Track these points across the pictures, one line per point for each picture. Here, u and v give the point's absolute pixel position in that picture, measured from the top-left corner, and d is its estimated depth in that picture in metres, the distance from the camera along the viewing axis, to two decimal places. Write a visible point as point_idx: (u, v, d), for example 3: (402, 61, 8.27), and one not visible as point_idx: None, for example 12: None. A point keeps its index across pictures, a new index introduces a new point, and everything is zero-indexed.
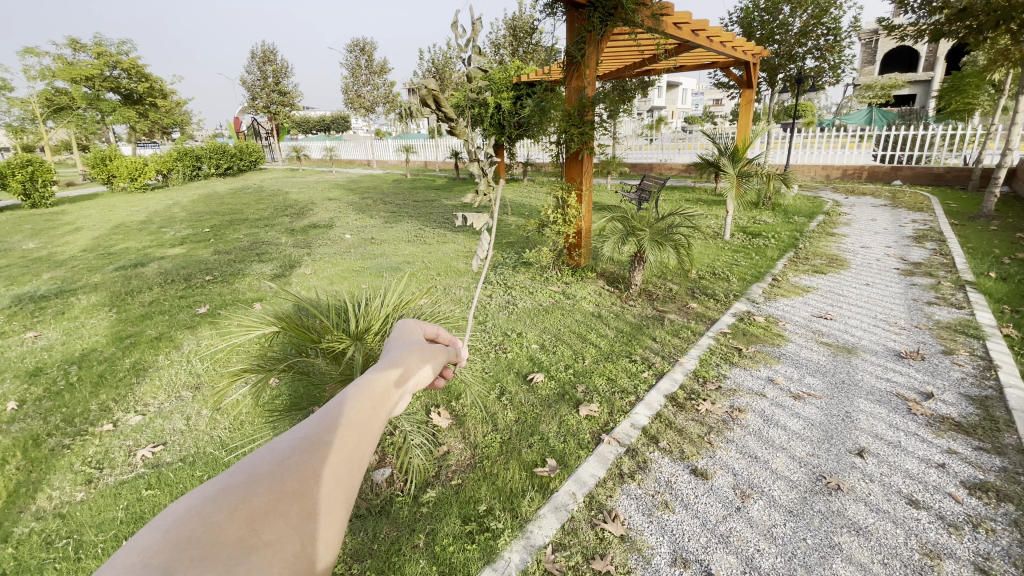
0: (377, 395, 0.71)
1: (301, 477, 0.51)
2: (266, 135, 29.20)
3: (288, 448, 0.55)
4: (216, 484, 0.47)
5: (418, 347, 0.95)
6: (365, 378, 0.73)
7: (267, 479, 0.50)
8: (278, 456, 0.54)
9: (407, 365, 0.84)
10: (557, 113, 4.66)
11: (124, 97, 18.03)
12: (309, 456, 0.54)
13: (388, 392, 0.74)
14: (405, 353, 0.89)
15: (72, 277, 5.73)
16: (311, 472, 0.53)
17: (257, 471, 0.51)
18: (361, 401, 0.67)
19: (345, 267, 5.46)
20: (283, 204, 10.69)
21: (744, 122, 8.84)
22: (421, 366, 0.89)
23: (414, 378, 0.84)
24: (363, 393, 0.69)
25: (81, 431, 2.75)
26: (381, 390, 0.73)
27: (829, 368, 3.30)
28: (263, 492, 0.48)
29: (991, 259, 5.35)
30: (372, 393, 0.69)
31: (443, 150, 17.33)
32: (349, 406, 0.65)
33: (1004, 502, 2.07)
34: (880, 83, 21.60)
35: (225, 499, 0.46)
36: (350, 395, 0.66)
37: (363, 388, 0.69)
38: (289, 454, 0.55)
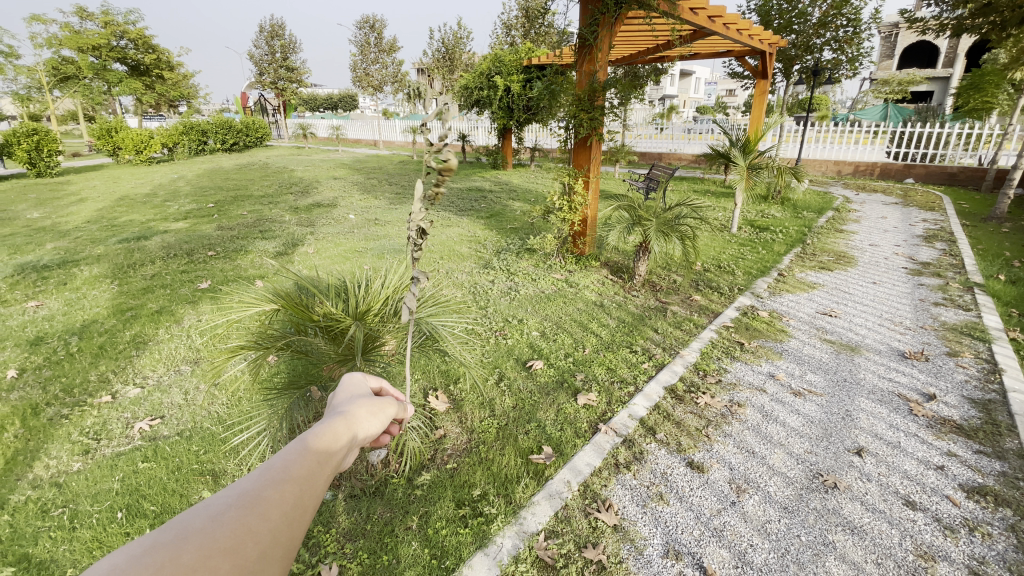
0: (322, 450, 0.75)
1: (232, 536, 0.54)
2: (272, 112, 28.95)
3: (224, 505, 0.58)
4: (144, 542, 0.47)
5: (369, 399, 1.01)
6: (311, 433, 0.78)
7: (202, 536, 0.52)
8: (212, 512, 0.56)
9: (354, 420, 0.90)
10: (567, 97, 4.56)
11: (130, 68, 17.87)
12: (244, 514, 0.58)
13: (332, 447, 0.79)
14: (354, 407, 0.95)
15: (75, 249, 5.73)
16: (245, 528, 0.56)
17: (189, 528, 0.53)
18: (303, 456, 0.72)
19: (348, 247, 5.44)
20: (288, 181, 10.63)
21: (757, 113, 8.69)
22: (370, 419, 0.94)
23: (359, 432, 0.89)
24: (306, 449, 0.73)
25: (79, 402, 2.76)
26: (325, 445, 0.78)
27: (831, 366, 3.27)
28: (192, 550, 0.50)
29: (1002, 262, 5.29)
30: (316, 451, 0.74)
31: (451, 131, 17.14)
32: (290, 461, 0.69)
33: (1002, 506, 2.05)
34: (896, 78, 21.17)
35: (154, 556, 0.47)
36: (292, 452, 0.71)
37: (306, 444, 0.74)
38: (227, 510, 0.57)
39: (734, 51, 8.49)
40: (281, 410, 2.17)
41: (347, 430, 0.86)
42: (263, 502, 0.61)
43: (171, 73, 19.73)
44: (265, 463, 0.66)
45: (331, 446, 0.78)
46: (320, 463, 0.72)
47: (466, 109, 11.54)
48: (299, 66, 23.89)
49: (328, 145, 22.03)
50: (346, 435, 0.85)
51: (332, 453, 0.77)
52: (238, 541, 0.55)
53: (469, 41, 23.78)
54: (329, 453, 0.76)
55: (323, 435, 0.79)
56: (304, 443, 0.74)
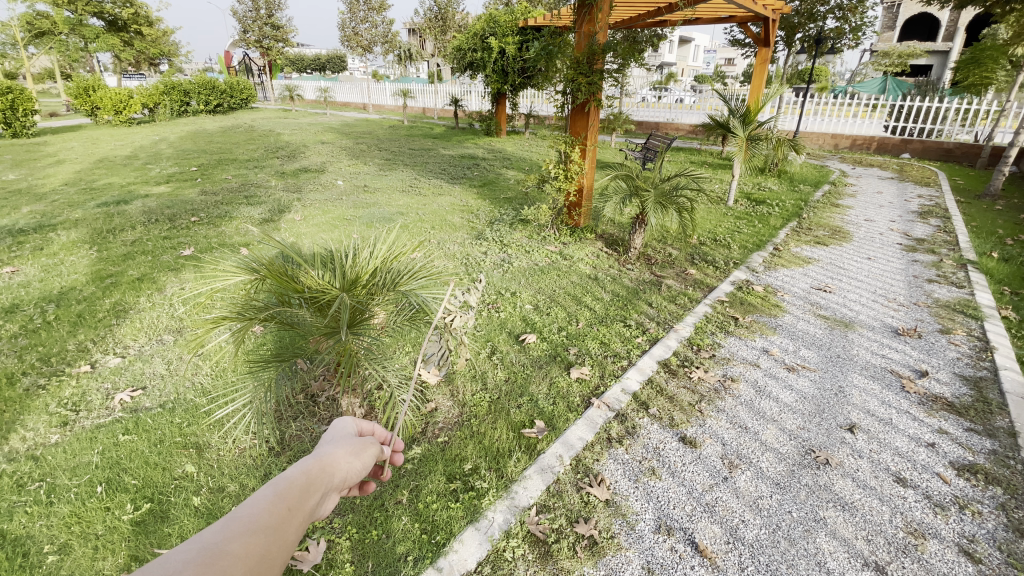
0: (292, 501, 0.69)
1: None
2: (258, 73, 27.93)
3: (187, 558, 0.51)
4: None
5: (348, 443, 0.95)
6: (282, 479, 0.72)
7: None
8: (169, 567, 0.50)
9: (332, 467, 0.84)
10: (565, 60, 4.38)
11: (107, 23, 17.00)
12: (208, 567, 0.51)
13: (305, 495, 0.73)
14: (331, 450, 0.89)
15: (52, 213, 5.51)
16: None
17: None
18: (272, 505, 0.66)
19: (336, 214, 5.29)
20: (274, 145, 10.30)
21: (758, 82, 8.48)
22: (349, 463, 0.89)
23: (335, 479, 0.84)
24: (276, 499, 0.67)
25: (57, 371, 2.68)
26: (296, 492, 0.72)
27: (825, 342, 3.25)
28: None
29: (996, 239, 5.27)
30: (287, 497, 0.69)
31: (442, 96, 16.64)
32: (257, 511, 0.63)
33: (992, 485, 2.07)
34: (898, 50, 20.74)
35: None
36: (262, 498, 0.65)
37: (277, 491, 0.69)
38: (189, 562, 0.51)
39: (737, 17, 8.21)
40: (265, 383, 2.08)
41: (321, 475, 0.80)
42: (228, 554, 0.55)
43: (150, 30, 18.83)
44: (232, 511, 0.60)
45: (302, 494, 0.72)
46: (288, 514, 0.66)
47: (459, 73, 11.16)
48: (284, 23, 22.89)
49: (316, 108, 21.34)
50: (320, 481, 0.79)
51: (304, 501, 0.72)
52: None
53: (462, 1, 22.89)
54: (300, 504, 0.70)
55: (295, 483, 0.73)
56: (273, 494, 0.68)
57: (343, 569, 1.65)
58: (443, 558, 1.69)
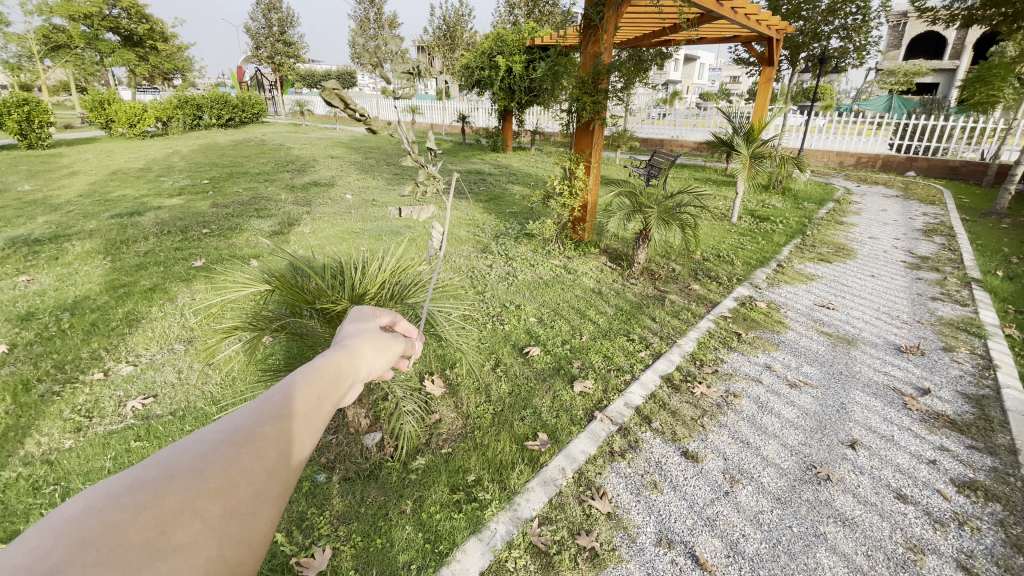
0: (322, 386, 0.74)
1: (225, 475, 0.54)
2: (269, 88, 28.46)
3: (216, 442, 0.57)
4: (129, 478, 0.48)
5: (374, 336, 0.99)
6: (310, 369, 0.76)
7: (190, 474, 0.52)
8: (204, 448, 0.56)
9: (358, 356, 0.89)
10: (571, 79, 4.48)
11: (124, 38, 17.42)
12: (237, 453, 0.57)
13: (334, 384, 0.77)
14: (358, 343, 0.93)
15: (67, 223, 5.63)
16: (238, 467, 0.55)
17: (177, 466, 0.52)
18: (303, 392, 0.70)
19: (344, 227, 5.38)
20: (284, 159, 10.48)
21: (762, 101, 8.58)
22: (374, 356, 0.93)
23: (363, 368, 0.89)
24: (307, 384, 0.72)
25: (71, 378, 2.74)
26: (327, 381, 0.76)
27: (827, 358, 3.27)
28: (180, 490, 0.50)
29: (1000, 258, 5.28)
30: (318, 385, 0.73)
31: (450, 112, 16.89)
32: (288, 397, 0.68)
33: (992, 501, 2.07)
34: (903, 69, 20.91)
35: (137, 495, 0.47)
36: (292, 386, 0.70)
37: (306, 379, 0.73)
38: (219, 446, 0.57)
39: (741, 37, 8.35)
40: None
41: (349, 365, 0.84)
42: (259, 440, 0.60)
43: (165, 45, 19.27)
44: (262, 397, 0.65)
45: (332, 383, 0.77)
46: (319, 399, 0.71)
47: (467, 90, 11.36)
48: (296, 40, 23.36)
49: (325, 122, 21.69)
50: (347, 370, 0.83)
51: (334, 388, 0.76)
52: (234, 481, 0.54)
53: (470, 19, 23.35)
54: (330, 390, 0.75)
55: (325, 371, 0.77)
56: (302, 379, 0.73)
57: None
58: (446, 568, 1.71)
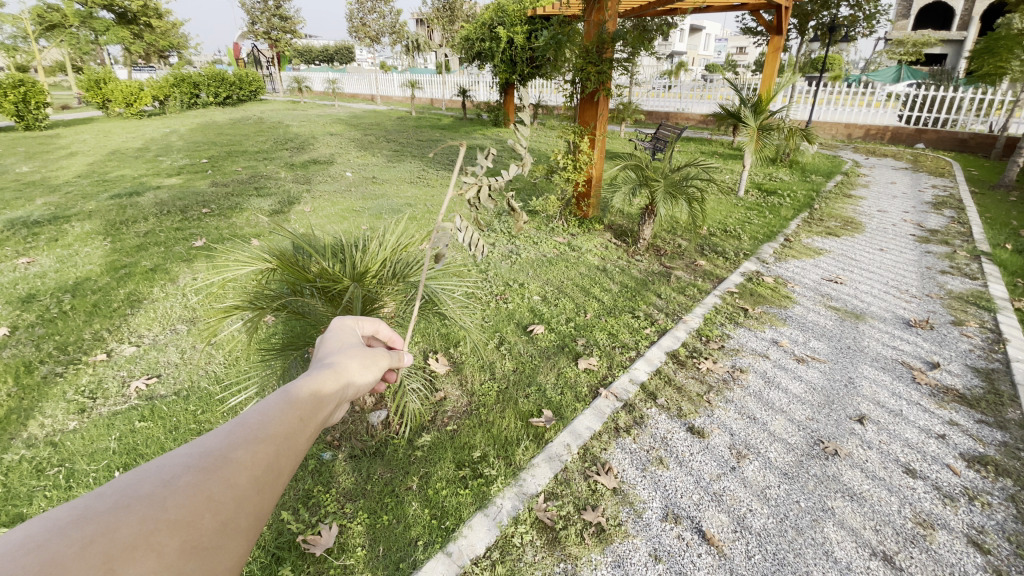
0: (303, 408, 0.72)
1: (190, 505, 0.52)
2: (267, 64, 28.00)
3: (183, 468, 0.55)
4: (81, 507, 0.46)
5: (363, 353, 0.98)
6: (293, 388, 0.75)
7: (150, 504, 0.50)
8: (170, 475, 0.54)
9: (345, 374, 0.87)
10: (575, 49, 4.34)
11: (117, 15, 17.08)
12: (205, 479, 0.55)
13: (318, 403, 0.75)
14: (345, 360, 0.92)
15: (66, 204, 5.59)
16: (204, 496, 0.53)
17: (138, 494, 0.50)
18: (282, 414, 0.68)
19: (345, 206, 5.31)
20: (283, 137, 10.34)
21: (770, 70, 8.35)
22: (360, 373, 0.91)
23: (349, 386, 0.87)
24: (285, 406, 0.70)
25: (74, 360, 2.73)
26: (310, 401, 0.74)
27: (835, 333, 3.23)
28: (137, 521, 0.47)
29: (1011, 230, 5.19)
30: (300, 405, 0.71)
31: (451, 87, 16.56)
32: (262, 420, 0.66)
33: (1002, 476, 2.06)
34: (915, 37, 20.33)
35: (86, 526, 0.44)
36: (270, 408, 0.68)
37: (287, 400, 0.71)
38: (185, 473, 0.55)
39: (749, 4, 8.08)
40: (277, 371, 2.12)
41: (335, 384, 0.82)
42: (230, 465, 0.58)
43: (159, 22, 18.89)
44: (237, 419, 0.63)
45: (315, 403, 0.75)
46: (297, 421, 0.69)
47: (467, 63, 11.10)
48: (292, 15, 22.83)
49: (323, 99, 21.35)
50: (332, 389, 0.82)
51: (318, 408, 0.74)
52: (199, 512, 0.52)
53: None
54: (312, 410, 0.73)
55: (308, 391, 0.76)
56: (282, 400, 0.71)
57: (355, 553, 1.69)
58: (452, 544, 1.71)
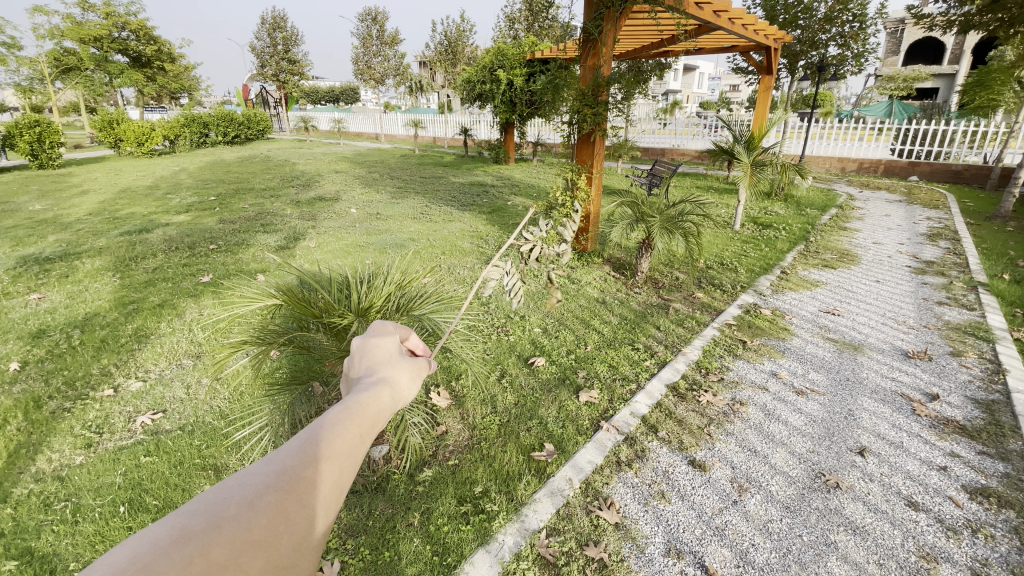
0: (364, 422, 0.73)
1: (269, 526, 0.52)
2: (275, 105, 28.97)
3: (262, 485, 0.56)
4: (175, 526, 0.47)
5: (412, 367, 0.99)
6: (355, 401, 0.76)
7: (235, 522, 0.50)
8: (251, 491, 0.55)
9: (396, 389, 0.88)
10: (571, 92, 4.52)
11: (132, 59, 17.77)
12: (284, 499, 0.56)
13: (376, 417, 0.77)
14: (397, 374, 0.93)
15: (77, 241, 5.72)
16: (283, 517, 0.54)
17: (224, 514, 0.51)
18: (348, 427, 0.69)
19: (350, 241, 5.44)
20: (290, 174, 10.62)
21: (761, 108, 8.62)
22: (411, 385, 0.93)
23: (400, 398, 0.88)
24: (348, 422, 0.70)
25: (81, 395, 2.76)
26: (369, 416, 0.75)
27: (834, 365, 3.25)
28: (226, 544, 0.48)
29: (1006, 261, 5.26)
30: (361, 418, 0.73)
31: (453, 126, 17.06)
32: (336, 433, 0.67)
33: (1004, 508, 2.05)
34: (901, 75, 20.98)
35: (183, 547, 0.45)
36: (337, 420, 0.69)
37: (350, 412, 0.73)
38: (265, 489, 0.56)
39: (739, 47, 8.45)
40: (282, 405, 2.15)
41: (390, 397, 0.84)
42: (304, 484, 0.59)
43: (172, 65, 19.63)
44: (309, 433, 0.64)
45: (374, 417, 0.76)
46: (361, 437, 0.69)
47: (469, 103, 11.51)
48: (301, 58, 23.77)
49: (329, 138, 21.99)
50: (389, 404, 0.82)
51: (376, 422, 0.76)
52: (276, 530, 0.53)
53: (472, 34, 23.85)
54: (371, 426, 0.74)
55: (366, 407, 0.76)
56: (346, 413, 0.72)
57: None
58: None
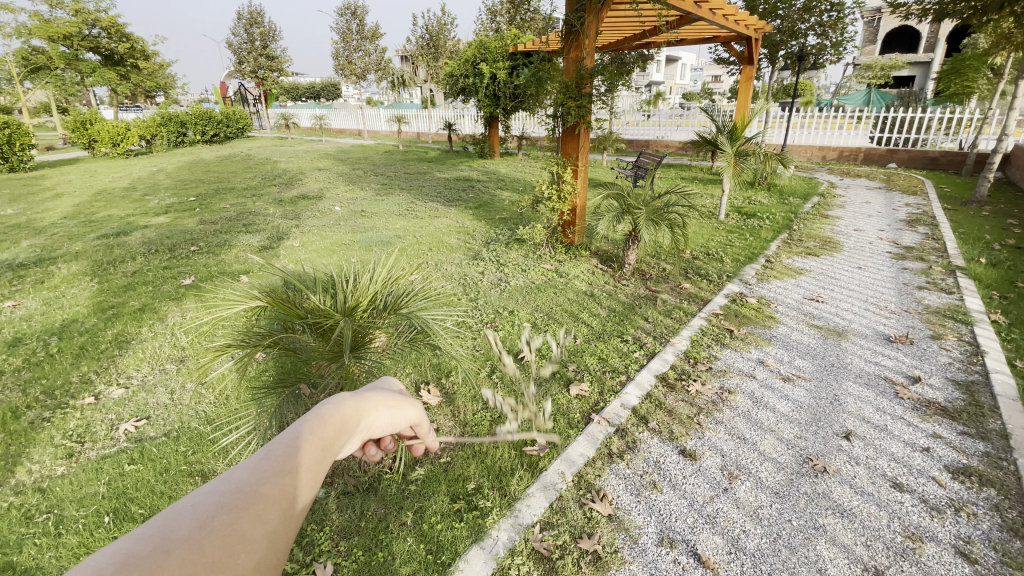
0: (322, 443, 0.72)
1: (224, 541, 0.49)
2: (254, 103, 28.43)
3: (215, 504, 0.53)
4: (120, 546, 0.42)
5: (377, 391, 0.99)
6: (313, 418, 0.75)
7: (190, 540, 0.47)
8: (201, 511, 0.51)
9: (358, 410, 0.87)
10: (555, 85, 4.50)
11: (104, 57, 17.29)
12: (239, 515, 0.53)
13: (334, 438, 0.76)
14: (363, 393, 0.93)
15: (52, 246, 5.56)
16: (238, 533, 0.51)
17: (174, 534, 0.47)
18: (304, 447, 0.68)
19: (335, 239, 5.37)
20: (271, 173, 10.44)
21: (743, 98, 8.68)
22: (375, 412, 0.92)
23: (363, 423, 0.87)
24: (306, 440, 0.70)
25: (61, 404, 2.70)
26: (328, 434, 0.75)
27: (819, 351, 3.30)
28: (179, 558, 0.44)
29: (982, 245, 5.38)
30: (319, 436, 0.72)
31: (436, 121, 16.91)
32: (292, 451, 0.66)
33: (986, 486, 2.10)
34: (879, 63, 21.25)
35: (134, 562, 0.40)
36: (290, 439, 0.68)
37: (308, 431, 0.72)
38: (219, 509, 0.53)
39: (720, 37, 8.48)
40: (269, 408, 2.11)
41: (351, 417, 0.83)
42: (259, 501, 0.57)
43: (146, 63, 19.13)
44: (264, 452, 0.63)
45: (332, 436, 0.75)
46: (321, 453, 0.69)
47: (452, 98, 11.42)
48: (279, 55, 23.33)
49: (311, 135, 21.68)
50: (351, 421, 0.83)
51: (334, 442, 0.75)
52: (232, 546, 0.50)
53: (454, 27, 23.59)
54: (331, 445, 0.73)
55: (326, 424, 0.76)
56: (304, 432, 0.71)
57: None
58: None
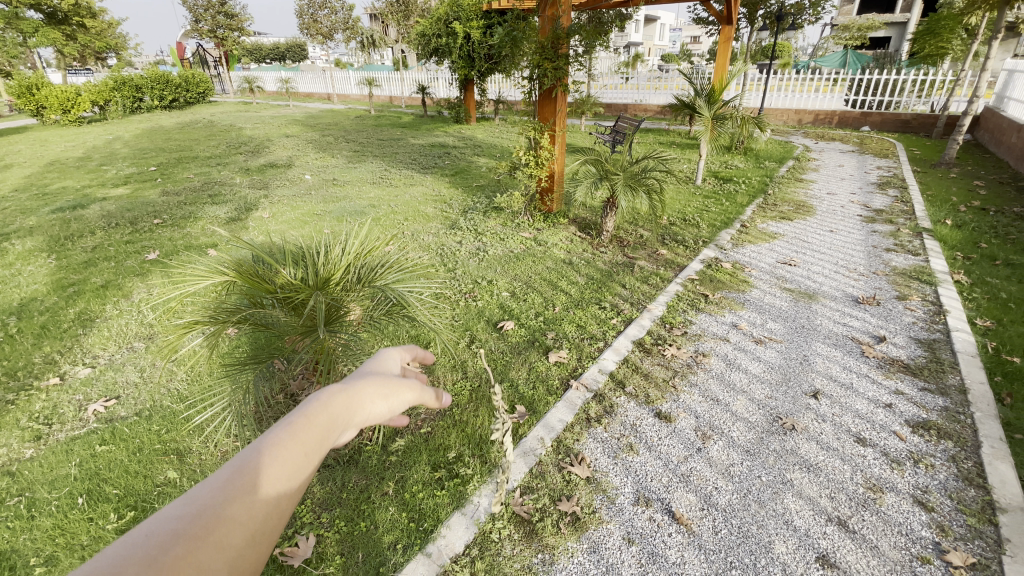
0: (304, 448, 0.61)
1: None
2: (215, 65, 26.90)
3: (156, 546, 0.42)
4: None
5: (380, 376, 0.83)
6: (291, 424, 0.63)
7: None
8: (134, 555, 0.41)
9: (355, 402, 0.73)
10: (530, 45, 4.34)
11: (45, 15, 16.01)
12: (184, 555, 0.43)
13: (320, 442, 0.64)
14: (365, 381, 0.78)
15: (4, 221, 5.26)
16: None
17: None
18: (278, 459, 0.57)
19: (306, 210, 5.20)
20: (237, 140, 9.98)
21: (722, 60, 8.56)
22: (381, 394, 0.79)
23: (362, 417, 0.73)
24: (280, 447, 0.59)
25: (25, 386, 2.60)
26: (310, 439, 0.63)
27: (790, 314, 3.38)
28: None
29: (949, 207, 5.52)
30: (298, 444, 0.61)
31: (409, 84, 16.30)
32: (261, 466, 0.55)
33: (944, 439, 2.22)
34: (856, 24, 21.11)
35: None
36: (260, 450, 0.56)
37: (284, 440, 0.60)
38: (160, 551, 0.42)
39: None
40: (243, 384, 2.06)
41: (343, 411, 0.70)
42: (218, 526, 0.47)
43: (93, 21, 17.81)
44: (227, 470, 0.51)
45: (316, 442, 0.63)
46: (301, 465, 0.58)
47: (425, 59, 10.98)
48: (239, 13, 21.96)
49: (278, 100, 20.72)
50: (344, 419, 0.70)
51: (321, 448, 0.63)
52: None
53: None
54: (312, 453, 0.62)
55: (307, 426, 0.64)
56: (279, 439, 0.60)
57: (333, 562, 1.69)
58: (430, 544, 1.74)
